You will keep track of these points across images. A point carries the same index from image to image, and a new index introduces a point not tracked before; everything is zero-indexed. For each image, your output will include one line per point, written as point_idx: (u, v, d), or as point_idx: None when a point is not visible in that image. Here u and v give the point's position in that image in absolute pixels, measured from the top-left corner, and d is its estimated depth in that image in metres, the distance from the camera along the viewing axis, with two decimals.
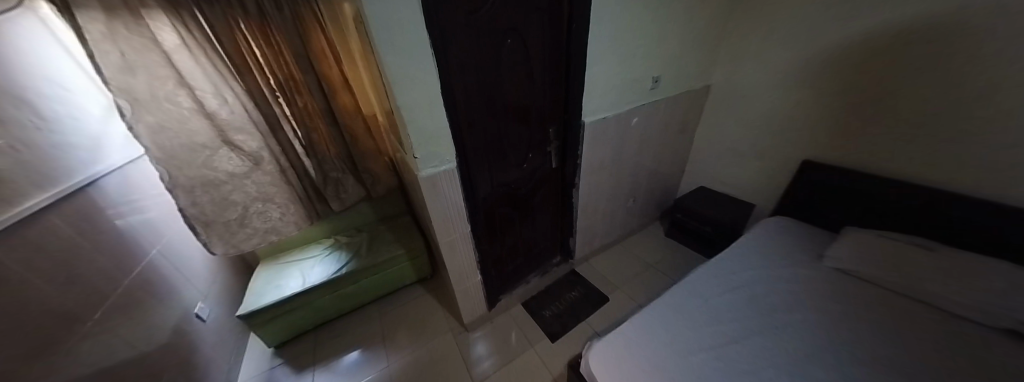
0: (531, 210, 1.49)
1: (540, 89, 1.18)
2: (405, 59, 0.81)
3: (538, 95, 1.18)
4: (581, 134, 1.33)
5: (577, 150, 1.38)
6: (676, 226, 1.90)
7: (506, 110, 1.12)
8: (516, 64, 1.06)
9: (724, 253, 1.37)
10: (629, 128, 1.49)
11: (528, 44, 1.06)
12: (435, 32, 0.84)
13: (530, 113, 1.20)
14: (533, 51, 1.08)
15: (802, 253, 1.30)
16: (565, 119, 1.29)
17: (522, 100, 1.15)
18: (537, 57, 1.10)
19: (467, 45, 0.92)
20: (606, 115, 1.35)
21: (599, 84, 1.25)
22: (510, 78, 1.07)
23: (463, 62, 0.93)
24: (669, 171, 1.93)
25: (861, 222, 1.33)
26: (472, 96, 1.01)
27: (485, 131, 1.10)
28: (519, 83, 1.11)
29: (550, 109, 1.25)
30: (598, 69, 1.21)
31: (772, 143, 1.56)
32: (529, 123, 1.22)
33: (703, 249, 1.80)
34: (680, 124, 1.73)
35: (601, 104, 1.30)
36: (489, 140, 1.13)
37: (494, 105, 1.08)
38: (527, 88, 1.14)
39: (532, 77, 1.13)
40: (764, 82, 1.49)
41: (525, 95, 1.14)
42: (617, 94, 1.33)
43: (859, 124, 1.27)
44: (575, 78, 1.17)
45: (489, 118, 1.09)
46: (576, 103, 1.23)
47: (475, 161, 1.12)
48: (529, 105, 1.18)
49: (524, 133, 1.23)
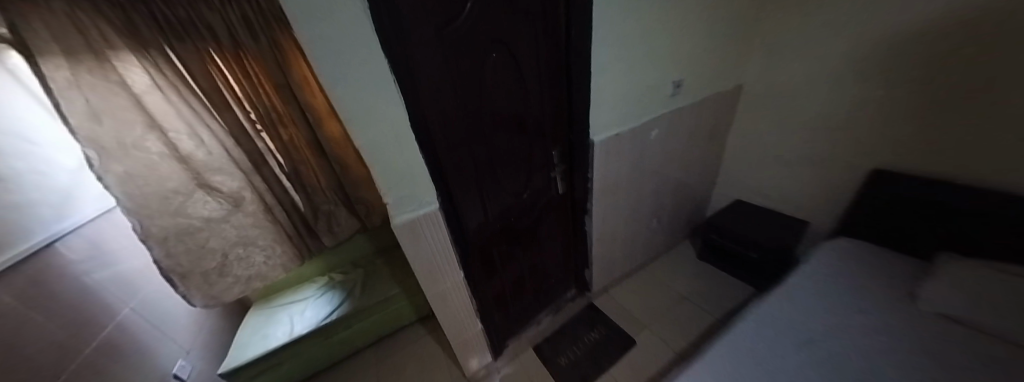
0: (536, 243, 1.29)
1: (536, 109, 1.00)
2: (359, 90, 0.63)
3: (535, 114, 1.00)
4: (590, 155, 1.13)
5: (587, 173, 1.18)
6: (710, 248, 1.64)
7: (496, 135, 0.95)
8: (504, 82, 0.89)
9: (779, 293, 1.10)
10: (648, 143, 1.27)
11: (517, 58, 0.88)
12: (397, 54, 0.67)
13: (527, 136, 1.02)
14: (525, 64, 0.90)
15: (885, 291, 1.02)
16: (570, 139, 1.09)
17: (515, 123, 0.97)
18: (530, 72, 0.92)
19: (440, 65, 0.75)
20: (618, 131, 1.14)
21: (608, 96, 1.05)
22: (498, 99, 0.90)
23: (436, 86, 0.77)
24: (697, 185, 1.68)
25: (962, 248, 1.03)
26: (452, 125, 0.84)
27: (472, 162, 0.93)
28: (510, 103, 0.93)
29: (551, 130, 1.06)
30: (606, 79, 1.01)
31: (827, 149, 1.28)
32: (526, 147, 1.04)
33: (747, 276, 1.52)
34: (708, 132, 1.49)
35: (612, 118, 1.10)
36: (477, 172, 0.95)
37: (481, 131, 0.91)
38: (521, 109, 0.96)
39: (527, 96, 0.95)
40: (811, 77, 1.23)
41: (519, 117, 0.97)
42: (630, 105, 1.12)
43: (947, 124, 0.99)
44: (579, 92, 0.98)
45: (476, 147, 0.92)
46: (581, 120, 1.03)
47: (463, 199, 0.95)
48: (525, 127, 1.00)
49: (521, 160, 1.05)
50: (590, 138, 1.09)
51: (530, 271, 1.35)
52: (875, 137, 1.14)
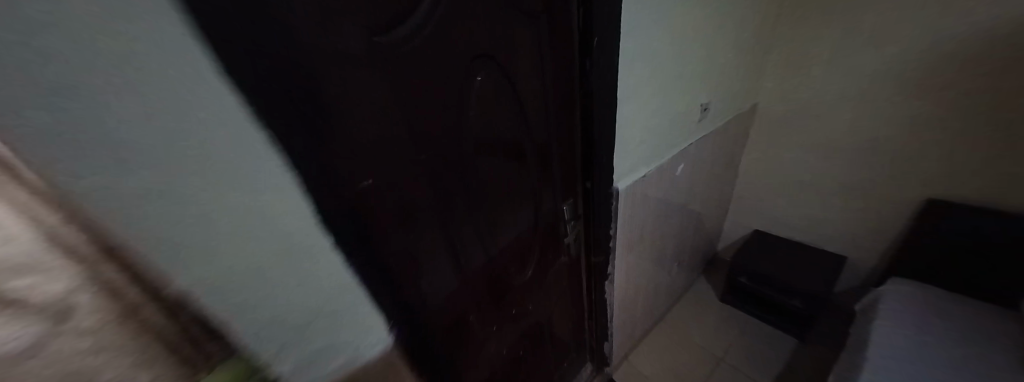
0: (544, 324, 0.94)
1: (541, 154, 0.67)
2: (183, 160, 0.21)
3: (537, 162, 0.67)
4: (611, 208, 0.82)
5: (609, 231, 0.86)
6: (735, 290, 1.43)
7: (484, 200, 0.60)
8: (492, 120, 0.55)
9: (883, 338, 0.90)
10: (674, 180, 1.01)
11: (512, 81, 0.55)
12: (287, 81, 0.29)
13: (526, 193, 0.68)
14: (524, 92, 0.58)
15: (997, 364, 0.79)
16: (587, 188, 0.78)
17: (510, 177, 0.63)
18: (531, 103, 0.60)
19: (383, 102, 0.40)
20: (646, 171, 0.85)
21: (636, 131, 0.76)
22: (484, 148, 0.56)
23: (374, 135, 0.40)
24: (712, 217, 1.46)
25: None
26: (408, 198, 0.47)
27: (448, 249, 0.57)
28: (502, 151, 0.59)
29: (560, 179, 0.74)
30: (635, 106, 0.72)
31: (869, 175, 1.13)
32: (526, 209, 0.70)
33: (785, 324, 1.31)
34: (726, 159, 1.28)
35: (639, 156, 0.81)
36: (457, 260, 0.59)
37: (458, 198, 0.55)
38: (519, 157, 0.63)
39: (526, 136, 0.62)
40: (836, 97, 1.11)
41: (515, 168, 0.63)
42: (659, 139, 0.85)
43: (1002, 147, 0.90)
44: (602, 129, 0.67)
45: (451, 224, 0.56)
46: (605, 166, 0.73)
47: (434, 307, 0.58)
48: (524, 183, 0.67)
49: (519, 228, 0.71)
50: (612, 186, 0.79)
51: (535, 363, 0.98)
52: (923, 162, 1.03)
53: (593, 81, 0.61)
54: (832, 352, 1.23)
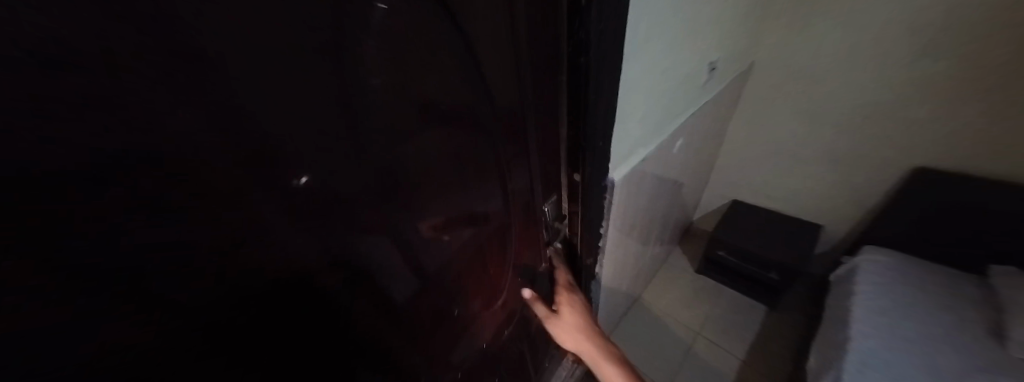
0: (528, 339, 0.79)
1: (515, 147, 0.43)
2: None
3: (510, 161, 0.44)
4: (603, 205, 0.64)
5: (598, 229, 0.69)
6: (714, 263, 1.40)
7: (435, 237, 0.37)
8: (438, 107, 0.29)
9: (877, 303, 0.92)
10: (670, 159, 0.86)
11: (462, 26, 0.28)
12: None
13: (499, 207, 0.46)
14: (488, 47, 0.31)
15: (969, 336, 0.82)
16: (578, 183, 0.58)
17: (475, 191, 0.40)
18: (502, 67, 0.34)
19: (182, 120, 0.14)
20: (647, 153, 0.68)
21: (639, 101, 0.56)
22: (430, 157, 0.31)
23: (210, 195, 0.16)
24: (695, 190, 1.38)
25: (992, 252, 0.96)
26: (296, 287, 0.24)
27: (384, 322, 0.35)
28: (460, 154, 0.35)
29: (540, 176, 0.53)
30: (646, 66, 0.52)
31: (857, 141, 1.09)
32: (498, 226, 0.49)
33: (759, 293, 1.33)
34: (717, 128, 1.15)
35: (642, 134, 0.63)
36: (400, 329, 0.38)
37: (402, 246, 0.33)
38: (486, 158, 0.39)
39: (495, 123, 0.38)
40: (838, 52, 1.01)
41: (481, 177, 0.40)
42: (662, 112, 0.66)
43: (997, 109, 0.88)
44: (599, 103, 0.46)
45: (386, 287, 0.33)
46: (600, 154, 0.54)
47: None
48: (494, 193, 0.44)
49: (489, 252, 0.50)
50: (606, 178, 0.59)
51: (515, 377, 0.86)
52: (915, 128, 0.99)
53: (590, 28, 0.38)
54: (798, 316, 1.28)
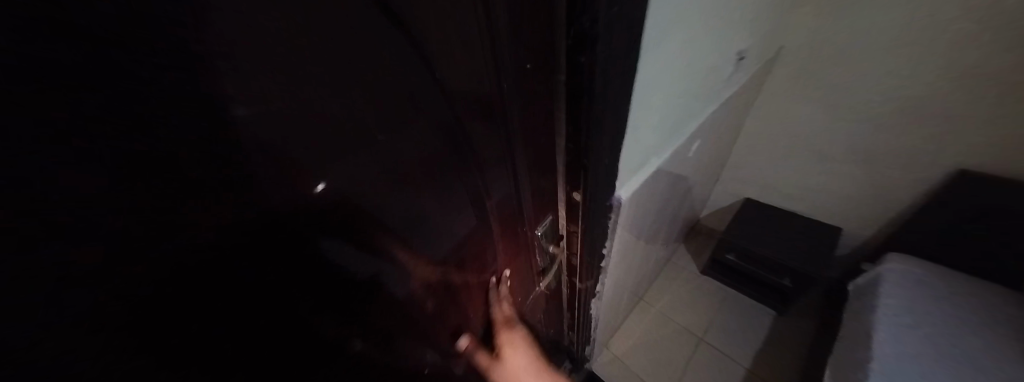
0: None
1: (494, 168, 0.36)
2: None
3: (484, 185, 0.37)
4: (606, 226, 0.55)
5: (602, 248, 0.60)
6: (722, 265, 1.32)
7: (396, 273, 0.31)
8: (382, 134, 0.22)
9: (891, 316, 0.86)
10: (684, 164, 0.76)
11: (407, 24, 0.19)
12: None
13: (468, 235, 0.39)
14: (445, 51, 0.23)
15: (1002, 361, 0.75)
16: (578, 203, 0.48)
17: (442, 220, 0.34)
18: (467, 76, 0.26)
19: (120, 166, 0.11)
20: (661, 160, 0.57)
21: (657, 103, 0.45)
22: (379, 194, 0.25)
23: (142, 253, 0.14)
24: (705, 188, 1.28)
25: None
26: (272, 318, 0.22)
27: (352, 360, 0.32)
28: (418, 185, 0.28)
29: (530, 199, 0.46)
30: (669, 58, 0.41)
31: (894, 138, 0.97)
32: (469, 260, 0.42)
33: (765, 297, 1.27)
34: (735, 122, 1.03)
35: (657, 140, 0.52)
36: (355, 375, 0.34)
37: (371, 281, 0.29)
38: (450, 185, 0.32)
39: (464, 144, 0.30)
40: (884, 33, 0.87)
41: (452, 203, 0.34)
42: (681, 112, 0.55)
43: None
44: (607, 111, 0.36)
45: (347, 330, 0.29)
46: (605, 170, 0.44)
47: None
48: (470, 220, 0.38)
49: (462, 288, 0.44)
50: (611, 196, 0.49)
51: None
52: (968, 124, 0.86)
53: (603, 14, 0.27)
54: (807, 323, 1.22)
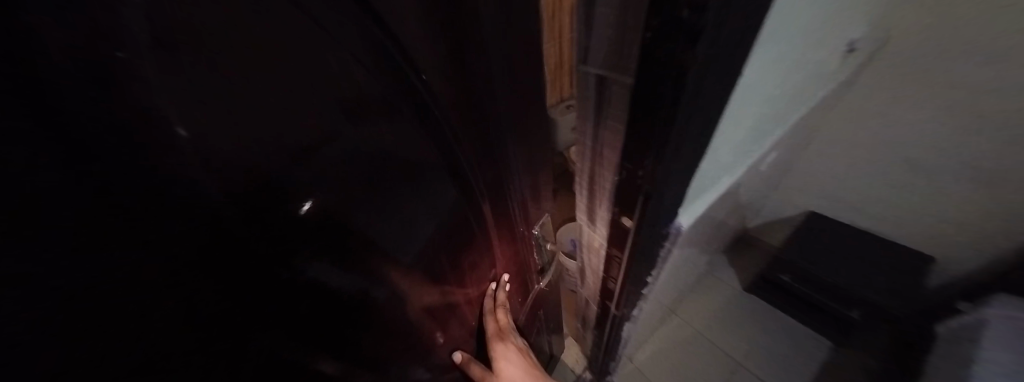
0: None
1: (486, 158, 0.37)
2: None
3: (468, 188, 0.37)
4: (657, 255, 0.45)
5: (648, 278, 0.51)
6: (771, 283, 1.19)
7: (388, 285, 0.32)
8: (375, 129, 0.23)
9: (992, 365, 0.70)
10: (751, 181, 0.63)
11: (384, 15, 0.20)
12: None
13: (453, 244, 0.40)
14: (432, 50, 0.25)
15: None
16: (629, 230, 0.41)
17: (427, 230, 0.34)
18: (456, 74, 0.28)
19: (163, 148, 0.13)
20: (730, 182, 0.47)
21: (750, 109, 0.34)
22: (380, 191, 0.26)
23: (177, 224, 0.15)
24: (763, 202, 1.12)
25: None
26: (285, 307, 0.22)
27: (361, 360, 0.32)
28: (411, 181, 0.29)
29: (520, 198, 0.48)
30: (773, 67, 0.30)
31: None
32: (450, 273, 0.42)
33: (822, 324, 1.13)
34: (813, 131, 0.86)
35: (732, 162, 0.41)
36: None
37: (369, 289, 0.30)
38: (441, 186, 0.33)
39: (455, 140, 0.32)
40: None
41: (435, 211, 0.34)
42: (765, 126, 0.43)
43: None
44: (691, 125, 0.27)
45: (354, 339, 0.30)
46: (671, 196, 0.35)
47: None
48: (460, 225, 0.39)
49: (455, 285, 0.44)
50: (671, 223, 0.40)
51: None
52: None
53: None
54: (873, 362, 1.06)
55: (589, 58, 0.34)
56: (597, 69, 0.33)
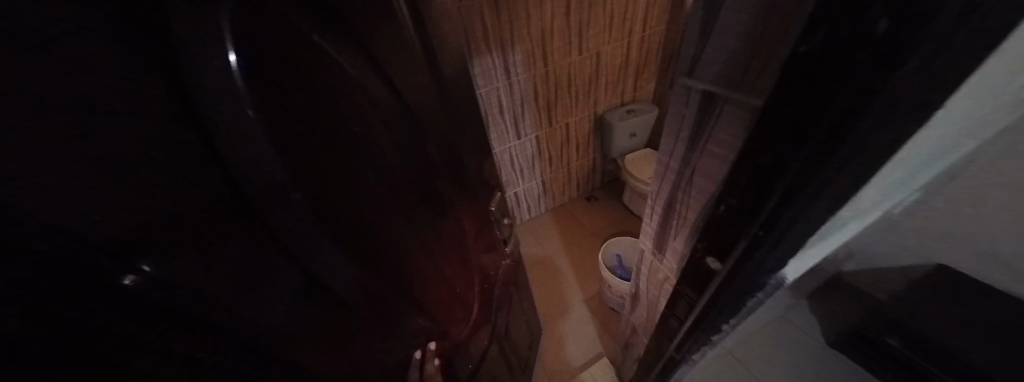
0: None
1: (399, 133, 0.42)
2: None
3: (432, 192, 0.51)
4: (742, 307, 0.38)
5: (725, 327, 0.43)
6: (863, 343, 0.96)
7: (385, 277, 0.41)
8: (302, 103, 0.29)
9: None
10: (873, 227, 0.50)
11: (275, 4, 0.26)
12: None
13: (433, 236, 0.52)
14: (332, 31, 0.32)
15: None
16: (718, 273, 0.35)
17: (403, 234, 0.44)
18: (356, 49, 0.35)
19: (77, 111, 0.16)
20: (856, 229, 0.37)
21: (923, 148, 0.25)
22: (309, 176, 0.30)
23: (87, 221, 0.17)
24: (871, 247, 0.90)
25: None
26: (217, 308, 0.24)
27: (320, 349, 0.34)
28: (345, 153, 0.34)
29: (439, 183, 0.52)
30: (985, 95, 0.21)
31: None
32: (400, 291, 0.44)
33: None
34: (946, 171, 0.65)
35: (868, 208, 0.32)
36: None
37: (386, 268, 0.41)
38: (375, 155, 0.38)
39: (373, 112, 0.38)
40: None
41: (417, 212, 0.47)
42: (921, 166, 0.33)
43: None
44: (847, 170, 0.20)
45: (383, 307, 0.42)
46: (786, 247, 0.28)
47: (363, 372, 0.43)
48: (434, 221, 0.52)
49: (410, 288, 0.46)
50: (773, 274, 0.33)
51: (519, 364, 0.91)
52: None
53: (956, 12, 0.12)
54: None
55: (696, 71, 0.29)
56: (704, 85, 0.28)
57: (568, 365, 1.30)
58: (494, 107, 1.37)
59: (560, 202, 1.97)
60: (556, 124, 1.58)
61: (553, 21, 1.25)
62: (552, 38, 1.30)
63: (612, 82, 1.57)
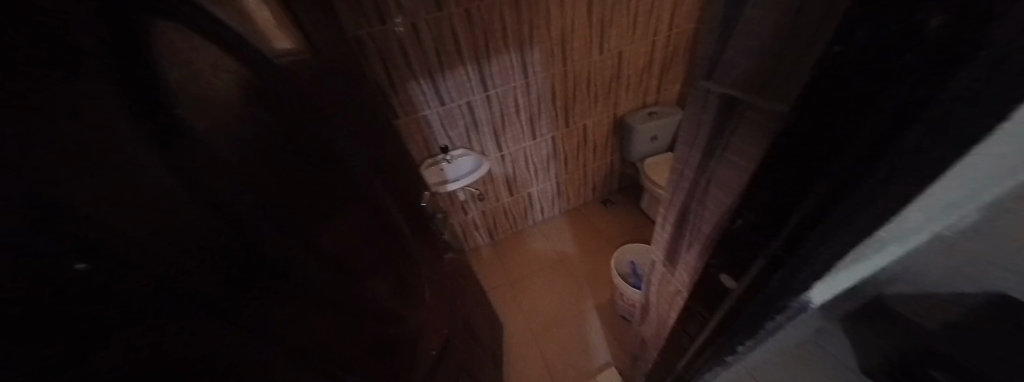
0: None
1: (320, 117, 0.43)
2: None
3: (371, 190, 0.52)
4: (760, 329, 0.35)
5: (738, 349, 0.40)
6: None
7: (335, 259, 0.41)
8: (224, 84, 0.29)
9: None
10: (923, 249, 0.44)
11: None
12: None
13: (382, 236, 0.54)
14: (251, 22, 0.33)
15: None
16: (734, 290, 0.32)
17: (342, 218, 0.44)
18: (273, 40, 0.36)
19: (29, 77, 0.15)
20: (896, 252, 0.33)
21: (989, 162, 0.22)
22: (242, 158, 0.30)
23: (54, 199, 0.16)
24: None
25: None
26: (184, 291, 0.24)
27: (291, 329, 0.34)
28: (270, 135, 0.34)
29: (369, 169, 0.52)
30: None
31: None
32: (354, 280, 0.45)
33: None
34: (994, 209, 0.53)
35: (913, 228, 0.28)
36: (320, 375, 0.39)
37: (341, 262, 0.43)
38: (298, 137, 0.38)
39: (292, 96, 0.38)
40: None
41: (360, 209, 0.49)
42: (982, 185, 0.29)
43: None
44: (907, 180, 0.18)
45: (348, 299, 0.43)
46: (813, 266, 0.25)
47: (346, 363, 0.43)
48: (376, 214, 0.53)
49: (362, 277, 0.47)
50: (798, 296, 0.30)
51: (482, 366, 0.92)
52: None
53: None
54: None
55: (716, 72, 0.27)
56: (725, 87, 0.26)
57: (573, 369, 1.29)
58: (512, 106, 1.37)
59: (575, 205, 1.93)
60: (573, 125, 1.55)
61: (575, 18, 1.22)
62: (573, 37, 1.27)
63: (634, 83, 1.51)
